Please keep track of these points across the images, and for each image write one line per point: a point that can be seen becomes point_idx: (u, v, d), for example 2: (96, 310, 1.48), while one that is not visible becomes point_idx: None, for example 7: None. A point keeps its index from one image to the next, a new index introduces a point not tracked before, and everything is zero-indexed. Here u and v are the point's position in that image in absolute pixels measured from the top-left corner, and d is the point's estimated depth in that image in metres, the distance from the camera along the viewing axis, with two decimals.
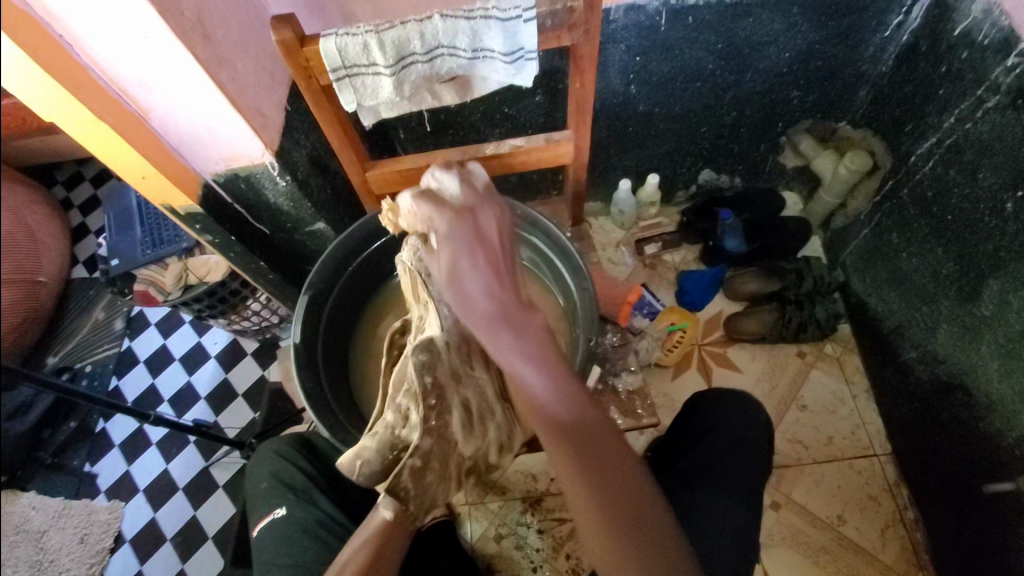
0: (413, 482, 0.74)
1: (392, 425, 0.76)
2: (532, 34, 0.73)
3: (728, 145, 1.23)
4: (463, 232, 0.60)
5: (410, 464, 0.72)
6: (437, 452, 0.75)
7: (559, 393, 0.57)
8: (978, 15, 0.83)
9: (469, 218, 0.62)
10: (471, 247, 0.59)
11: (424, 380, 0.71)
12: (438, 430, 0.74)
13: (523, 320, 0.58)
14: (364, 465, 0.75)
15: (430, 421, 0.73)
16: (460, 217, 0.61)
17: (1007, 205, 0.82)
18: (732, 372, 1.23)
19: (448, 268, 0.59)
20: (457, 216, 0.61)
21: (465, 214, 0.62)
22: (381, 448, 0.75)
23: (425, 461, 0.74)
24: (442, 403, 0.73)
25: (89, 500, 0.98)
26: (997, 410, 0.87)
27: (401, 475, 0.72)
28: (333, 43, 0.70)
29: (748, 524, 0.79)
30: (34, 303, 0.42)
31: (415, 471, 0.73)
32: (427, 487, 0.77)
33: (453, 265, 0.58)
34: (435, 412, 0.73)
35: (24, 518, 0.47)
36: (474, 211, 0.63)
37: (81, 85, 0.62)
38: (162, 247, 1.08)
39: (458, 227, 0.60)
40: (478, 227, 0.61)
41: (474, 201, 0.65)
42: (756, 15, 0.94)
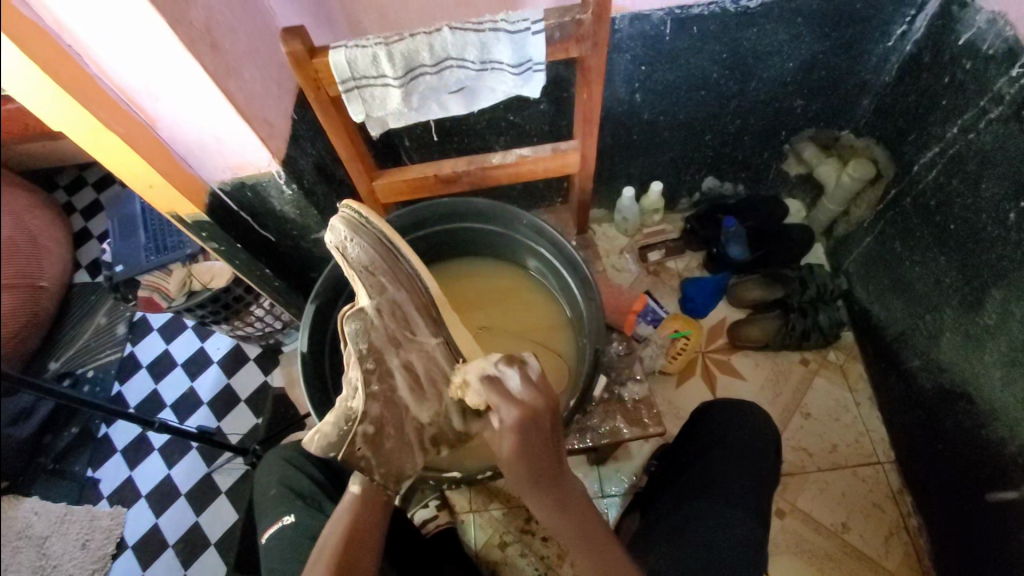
0: (370, 450, 0.70)
1: (345, 399, 0.71)
2: (540, 46, 0.74)
3: (731, 152, 1.23)
4: (527, 435, 0.61)
5: (362, 432, 0.69)
6: (389, 418, 0.72)
7: (605, 562, 0.62)
8: (982, 26, 0.84)
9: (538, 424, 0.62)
10: (532, 448, 0.61)
11: (359, 348, 0.70)
12: (384, 395, 0.71)
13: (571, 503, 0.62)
14: (321, 440, 0.69)
15: (371, 387, 0.70)
16: (524, 424, 0.61)
17: (1010, 215, 0.82)
18: (736, 379, 1.23)
19: (510, 458, 0.61)
20: (522, 421, 0.61)
21: (529, 416, 0.61)
22: (337, 422, 0.69)
23: (381, 429, 0.71)
24: (382, 367, 0.71)
25: (90, 506, 0.96)
26: (1000, 420, 0.87)
27: (355, 444, 0.69)
28: (342, 55, 0.71)
29: (754, 534, 0.79)
30: (35, 308, 0.42)
31: (371, 439, 0.70)
32: (392, 456, 0.73)
33: (515, 459, 0.61)
34: (375, 375, 0.71)
35: (24, 524, 0.47)
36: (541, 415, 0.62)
37: (90, 95, 0.62)
38: (167, 253, 1.09)
39: (522, 432, 0.61)
40: (540, 425, 0.62)
41: (539, 405, 0.62)
42: (760, 25, 0.94)
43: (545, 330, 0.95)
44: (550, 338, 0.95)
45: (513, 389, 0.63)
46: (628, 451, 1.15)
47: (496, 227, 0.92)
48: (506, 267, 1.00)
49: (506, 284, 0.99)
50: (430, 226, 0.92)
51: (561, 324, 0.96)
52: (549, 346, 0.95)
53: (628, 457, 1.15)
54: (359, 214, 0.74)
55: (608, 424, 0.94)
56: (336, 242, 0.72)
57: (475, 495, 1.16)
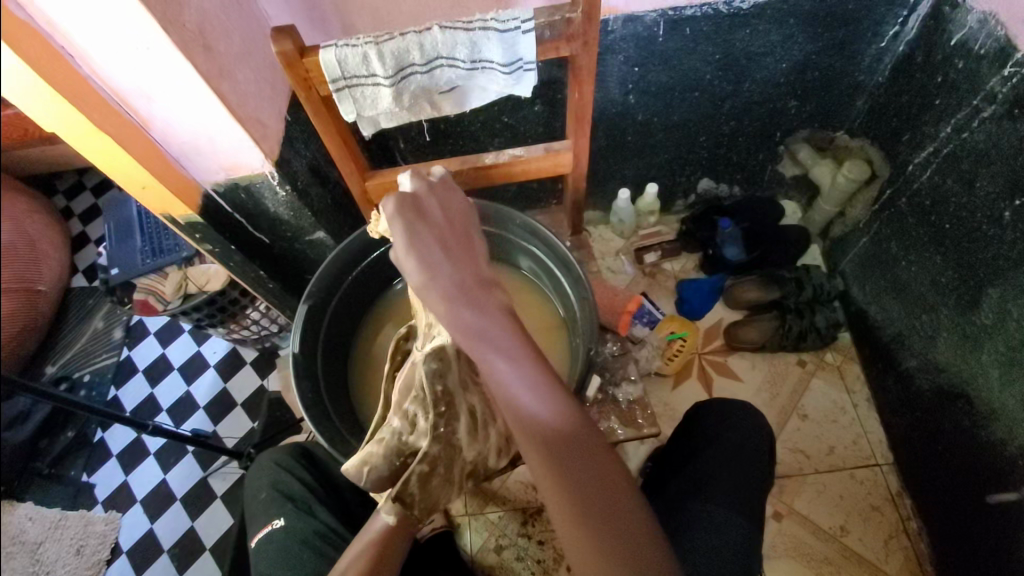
0: (419, 488, 0.73)
1: (400, 432, 0.75)
2: (530, 45, 0.74)
3: (726, 153, 1.23)
4: (407, 217, 0.63)
5: (418, 470, 0.71)
6: (445, 457, 0.74)
7: (536, 393, 0.56)
8: (974, 26, 0.84)
9: (416, 206, 0.65)
10: (419, 232, 0.63)
11: (435, 388, 0.72)
12: (446, 436, 0.74)
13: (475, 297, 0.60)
14: (371, 473, 0.74)
15: (439, 427, 0.73)
16: (405, 206, 0.64)
17: (1005, 213, 0.82)
18: (732, 381, 1.23)
19: (401, 247, 0.61)
20: (407, 208, 0.64)
21: (415, 206, 0.65)
22: (390, 455, 0.74)
23: (433, 467, 0.73)
24: (451, 410, 0.74)
25: (86, 511, 0.95)
26: (999, 421, 0.87)
27: (408, 482, 0.71)
28: (333, 54, 0.71)
29: (750, 534, 0.78)
30: (33, 312, 0.42)
31: (423, 476, 0.72)
32: (434, 491, 0.75)
33: (405, 246, 0.61)
34: (443, 417, 0.73)
35: (20, 529, 0.47)
36: (421, 201, 0.66)
37: (82, 95, 0.62)
38: (162, 256, 1.09)
39: (407, 218, 0.63)
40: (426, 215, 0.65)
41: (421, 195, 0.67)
42: (753, 26, 0.95)
43: (540, 329, 0.95)
44: (545, 338, 0.95)
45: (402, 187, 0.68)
46: (625, 453, 1.14)
47: (490, 227, 0.92)
48: (502, 268, 1.00)
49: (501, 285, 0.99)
50: None
51: (556, 324, 0.96)
52: (543, 345, 0.94)
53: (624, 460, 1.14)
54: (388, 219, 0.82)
55: (603, 425, 0.93)
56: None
57: (470, 499, 1.15)
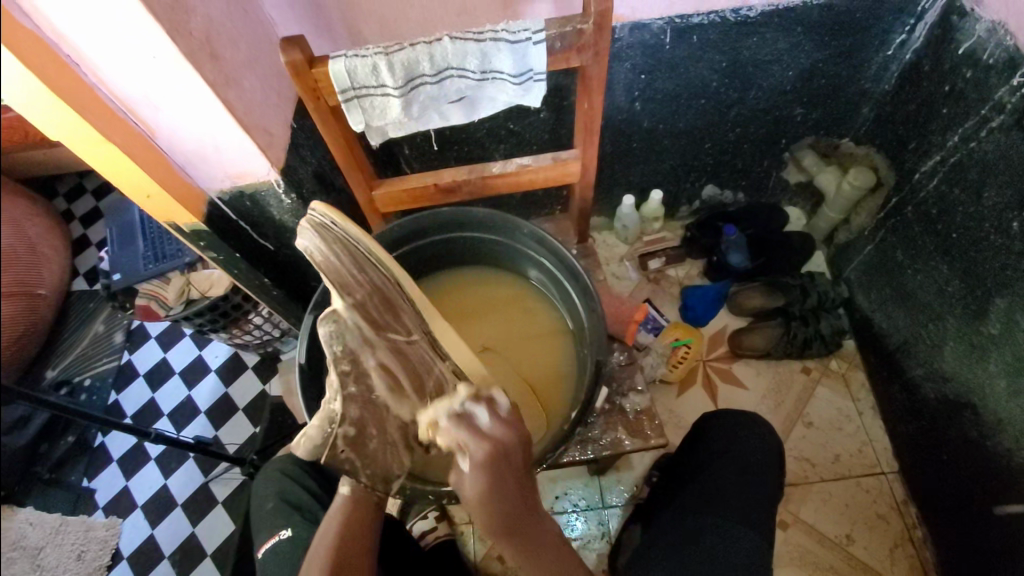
0: (354, 452, 0.69)
1: (327, 400, 0.69)
2: (541, 56, 0.73)
3: (731, 160, 1.23)
4: (493, 472, 0.61)
5: (342, 434, 0.68)
6: (370, 419, 0.69)
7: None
8: (982, 35, 0.83)
9: (505, 458, 0.62)
10: (501, 486, 0.61)
11: (332, 350, 0.66)
12: (362, 396, 0.68)
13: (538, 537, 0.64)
14: (308, 444, 0.69)
15: (347, 389, 0.67)
16: (495, 462, 0.61)
17: (1014, 224, 0.82)
18: (737, 388, 1.23)
19: (479, 502, 0.61)
20: (490, 459, 0.61)
21: (498, 453, 0.62)
22: (320, 425, 0.68)
23: (363, 430, 0.69)
24: (358, 367, 0.67)
25: (85, 517, 0.94)
26: (1006, 431, 0.87)
27: (336, 447, 0.68)
28: (342, 65, 0.70)
29: (759, 548, 0.78)
30: (32, 317, 0.41)
31: (353, 441, 0.69)
32: (377, 457, 0.71)
33: (483, 500, 0.61)
34: (352, 377, 0.67)
35: (19, 537, 0.46)
36: (509, 451, 0.63)
37: (88, 104, 0.62)
38: (164, 261, 1.07)
39: (491, 470, 0.61)
40: (507, 463, 0.63)
41: (507, 439, 0.63)
42: (760, 35, 0.94)
43: (547, 338, 0.95)
44: (552, 347, 0.94)
45: (486, 426, 0.64)
46: (630, 461, 1.14)
47: (497, 236, 0.92)
48: (509, 277, 1.00)
49: (509, 294, 0.98)
50: (432, 235, 0.92)
51: (562, 332, 0.95)
52: (551, 354, 0.94)
53: (629, 468, 1.14)
54: (328, 220, 0.67)
55: (609, 436, 0.93)
56: (310, 244, 0.65)
57: None
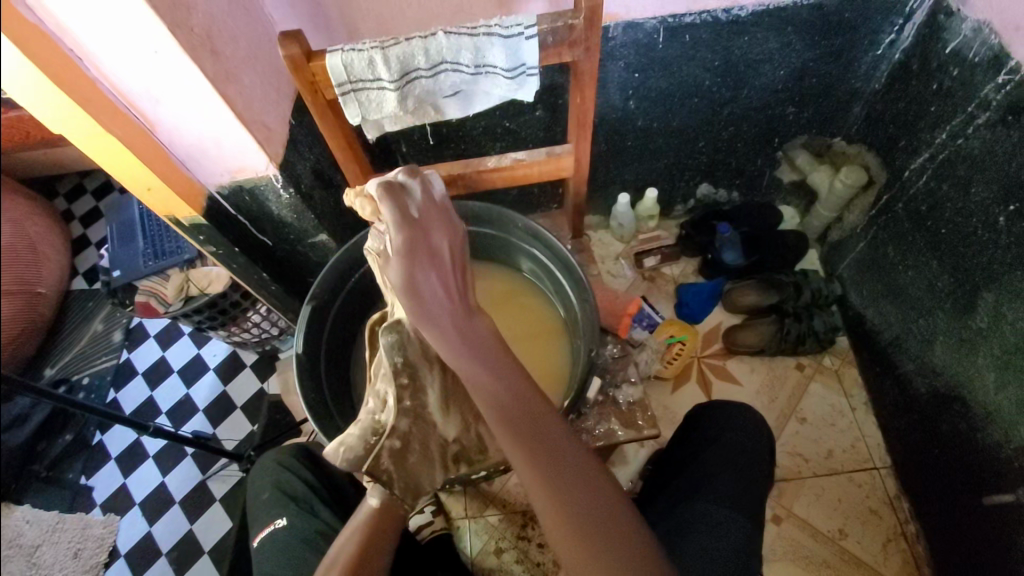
0: (394, 464, 0.71)
1: (373, 412, 0.75)
2: (533, 51, 0.75)
3: (725, 159, 1.24)
4: (412, 250, 0.66)
5: (389, 446, 0.70)
6: (416, 434, 0.73)
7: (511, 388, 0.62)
8: (968, 34, 0.85)
9: (422, 234, 0.68)
10: (421, 265, 0.66)
11: (394, 361, 0.73)
12: (414, 410, 0.74)
13: (471, 330, 0.65)
14: (348, 454, 0.71)
15: (403, 401, 0.73)
16: (411, 236, 0.67)
17: (1000, 218, 0.83)
18: (732, 384, 1.24)
19: (403, 280, 0.65)
20: (408, 231, 0.67)
21: (418, 238, 0.67)
22: (363, 434, 0.73)
23: (406, 444, 0.72)
24: (415, 383, 0.74)
25: (84, 514, 0.90)
26: (995, 424, 0.88)
27: (379, 459, 0.69)
28: (339, 58, 0.72)
29: (750, 535, 0.79)
30: (32, 314, 0.42)
31: (396, 454, 0.71)
32: (415, 470, 0.73)
33: (406, 277, 0.65)
34: (408, 391, 0.73)
35: (16, 532, 0.46)
36: (428, 231, 0.69)
37: (91, 98, 0.63)
38: (165, 258, 1.11)
39: (407, 249, 0.66)
40: (429, 242, 0.68)
41: (426, 220, 0.70)
42: (751, 34, 0.96)
43: (543, 331, 0.96)
44: (548, 340, 0.96)
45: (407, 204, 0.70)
46: (624, 455, 1.15)
47: (492, 229, 0.93)
48: (506, 271, 1.01)
49: (505, 287, 1.00)
50: None
51: (558, 326, 0.96)
52: (546, 346, 0.95)
53: (624, 463, 1.15)
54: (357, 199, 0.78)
55: (604, 426, 0.94)
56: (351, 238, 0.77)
57: (472, 501, 1.16)
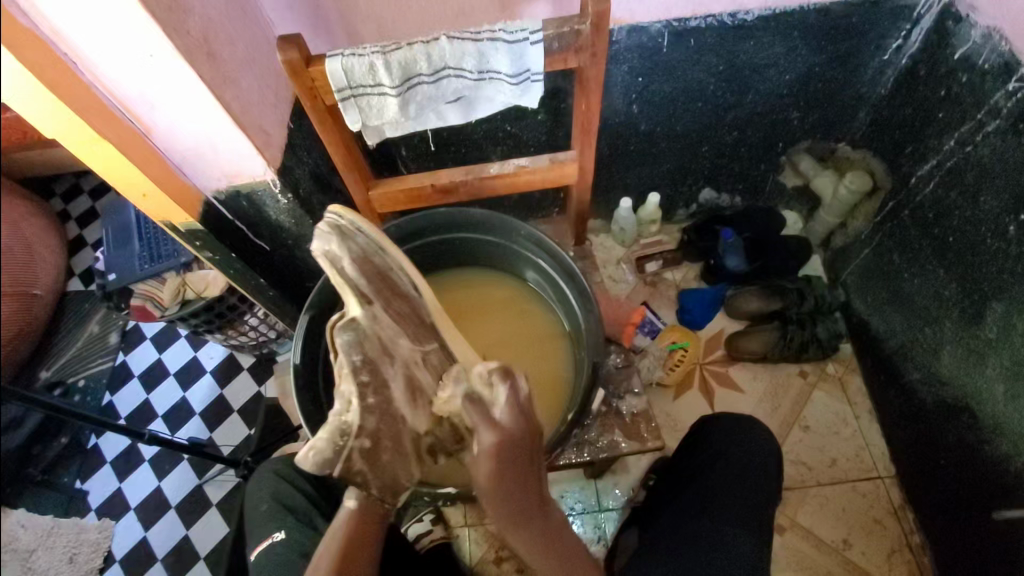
0: (367, 464, 0.67)
1: (337, 412, 0.67)
2: (538, 57, 0.73)
3: (729, 164, 1.23)
4: (504, 463, 0.61)
5: (357, 447, 0.66)
6: (386, 430, 0.68)
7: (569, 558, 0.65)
8: (977, 40, 0.84)
9: (515, 445, 0.62)
10: (510, 481, 0.62)
11: (352, 360, 0.65)
12: (381, 407, 0.67)
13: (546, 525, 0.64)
14: (316, 458, 0.65)
15: (365, 401, 0.66)
16: (503, 451, 0.61)
17: (1010, 227, 0.82)
18: (735, 392, 1.23)
19: (485, 479, 0.62)
20: (501, 444, 0.61)
21: (507, 440, 0.62)
22: (331, 437, 0.65)
23: (377, 442, 0.67)
24: (377, 379, 0.67)
25: (78, 518, 0.93)
26: (1004, 435, 0.87)
27: (350, 460, 0.66)
28: (339, 64, 0.70)
29: (757, 551, 0.77)
30: (27, 316, 0.40)
31: (367, 453, 0.66)
32: (389, 468, 0.69)
33: (493, 487, 0.62)
34: (370, 389, 0.66)
35: (12, 538, 0.44)
36: (519, 440, 0.63)
37: (85, 102, 0.61)
38: (160, 261, 1.05)
39: (500, 462, 0.61)
40: (519, 451, 0.62)
41: (517, 430, 0.62)
42: (757, 38, 0.95)
43: (546, 341, 0.95)
44: (550, 350, 0.94)
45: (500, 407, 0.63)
46: (626, 463, 1.14)
47: (495, 237, 0.92)
48: (509, 279, 1.00)
49: (507, 296, 0.99)
50: (430, 236, 0.92)
51: (562, 335, 0.95)
52: (551, 357, 0.94)
53: (625, 471, 1.14)
54: (341, 217, 0.68)
55: (606, 438, 0.92)
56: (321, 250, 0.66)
57: (471, 509, 1.14)
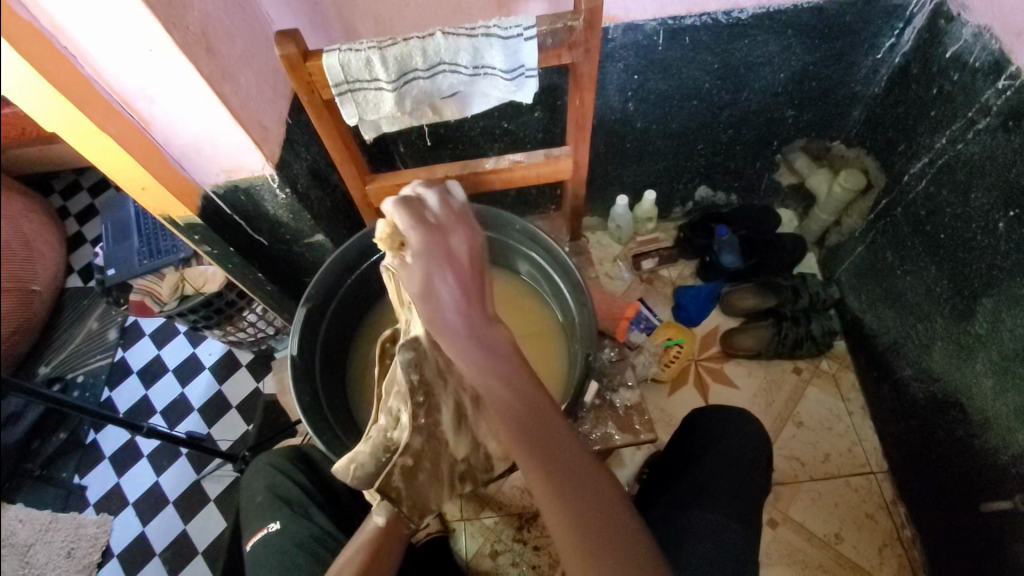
0: (403, 482, 0.70)
1: (384, 428, 0.72)
2: (532, 52, 0.74)
3: (724, 161, 1.24)
4: (432, 257, 0.63)
5: (400, 464, 0.68)
6: (428, 451, 0.71)
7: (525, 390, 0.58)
8: (968, 39, 0.85)
9: (442, 243, 0.65)
10: (438, 273, 0.62)
11: (409, 379, 0.67)
12: (428, 428, 0.70)
13: (489, 337, 0.61)
14: (356, 471, 0.70)
15: (417, 420, 0.68)
16: (429, 243, 0.64)
17: (1000, 223, 0.83)
18: (730, 388, 1.23)
19: (420, 286, 0.62)
20: (427, 236, 0.65)
21: (436, 234, 0.65)
22: (373, 452, 0.71)
23: (418, 461, 0.70)
24: (430, 401, 0.69)
25: (77, 513, 0.94)
26: (993, 429, 0.88)
27: (390, 477, 0.68)
28: (336, 59, 0.71)
29: (746, 541, 0.78)
30: (28, 310, 0.40)
31: (407, 471, 0.69)
32: (422, 488, 0.72)
33: (424, 289, 0.62)
34: (423, 408, 0.69)
35: (9, 531, 0.44)
36: (448, 236, 0.66)
37: (84, 96, 0.62)
38: (159, 257, 1.07)
39: (427, 255, 0.63)
40: (450, 255, 0.64)
41: (449, 226, 0.67)
42: (750, 37, 0.96)
43: (540, 336, 0.96)
44: (544, 344, 0.95)
45: (429, 206, 0.69)
46: (622, 458, 1.15)
47: (490, 231, 0.93)
48: (501, 273, 1.00)
49: (503, 291, 1.00)
50: None
51: (555, 329, 0.96)
52: (544, 352, 0.94)
53: (621, 465, 1.15)
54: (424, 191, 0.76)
55: (600, 431, 0.93)
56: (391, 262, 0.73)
57: (467, 503, 1.15)
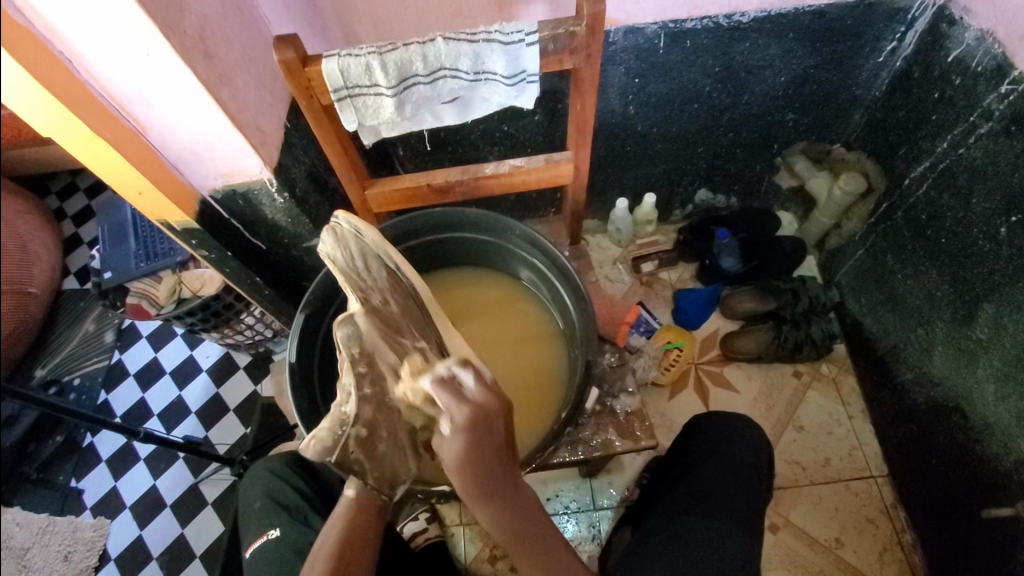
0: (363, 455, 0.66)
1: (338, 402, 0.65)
2: (533, 58, 0.74)
3: (725, 164, 1.23)
4: (474, 438, 0.55)
5: (355, 435, 0.65)
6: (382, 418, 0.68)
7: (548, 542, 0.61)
8: (971, 43, 0.85)
9: (486, 427, 0.56)
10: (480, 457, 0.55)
11: (350, 351, 0.64)
12: (375, 398, 0.66)
13: (520, 504, 0.59)
14: (317, 446, 0.63)
15: (363, 390, 0.64)
16: (474, 425, 0.55)
17: (1002, 229, 0.83)
18: (730, 391, 1.23)
19: (457, 462, 0.55)
20: (471, 421, 0.56)
21: (480, 412, 0.56)
22: (332, 427, 0.64)
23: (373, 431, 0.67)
24: (374, 370, 0.65)
25: (74, 517, 0.93)
26: (993, 435, 0.87)
27: (347, 449, 0.64)
28: (335, 64, 0.70)
29: (747, 549, 0.78)
30: (25, 314, 0.40)
31: (364, 442, 0.66)
32: (385, 458, 0.69)
33: (463, 465, 0.55)
34: (368, 378, 0.65)
35: (6, 537, 0.44)
36: (491, 419, 0.57)
37: (79, 100, 0.61)
38: (156, 260, 1.05)
39: (472, 435, 0.55)
40: (489, 431, 0.56)
41: (491, 405, 0.57)
42: (752, 40, 0.95)
43: (538, 341, 0.95)
44: (541, 349, 0.95)
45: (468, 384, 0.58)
46: (621, 462, 1.14)
47: (490, 236, 0.92)
48: (502, 278, 1.00)
49: (501, 295, 0.99)
50: (422, 235, 0.92)
51: (554, 333, 0.96)
52: (542, 356, 0.94)
53: (620, 469, 1.15)
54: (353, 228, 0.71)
55: (600, 437, 0.93)
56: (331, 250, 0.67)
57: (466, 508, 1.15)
